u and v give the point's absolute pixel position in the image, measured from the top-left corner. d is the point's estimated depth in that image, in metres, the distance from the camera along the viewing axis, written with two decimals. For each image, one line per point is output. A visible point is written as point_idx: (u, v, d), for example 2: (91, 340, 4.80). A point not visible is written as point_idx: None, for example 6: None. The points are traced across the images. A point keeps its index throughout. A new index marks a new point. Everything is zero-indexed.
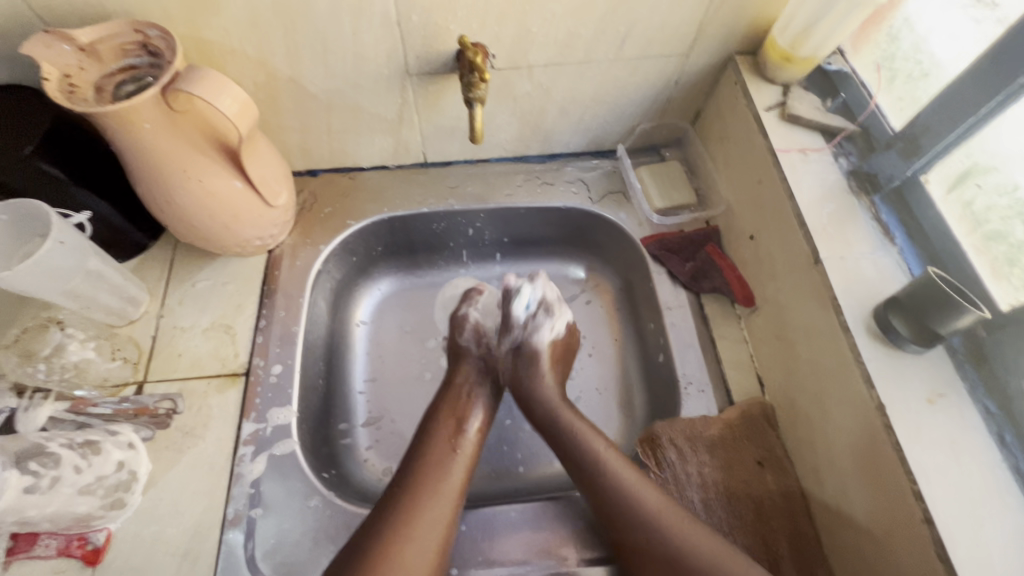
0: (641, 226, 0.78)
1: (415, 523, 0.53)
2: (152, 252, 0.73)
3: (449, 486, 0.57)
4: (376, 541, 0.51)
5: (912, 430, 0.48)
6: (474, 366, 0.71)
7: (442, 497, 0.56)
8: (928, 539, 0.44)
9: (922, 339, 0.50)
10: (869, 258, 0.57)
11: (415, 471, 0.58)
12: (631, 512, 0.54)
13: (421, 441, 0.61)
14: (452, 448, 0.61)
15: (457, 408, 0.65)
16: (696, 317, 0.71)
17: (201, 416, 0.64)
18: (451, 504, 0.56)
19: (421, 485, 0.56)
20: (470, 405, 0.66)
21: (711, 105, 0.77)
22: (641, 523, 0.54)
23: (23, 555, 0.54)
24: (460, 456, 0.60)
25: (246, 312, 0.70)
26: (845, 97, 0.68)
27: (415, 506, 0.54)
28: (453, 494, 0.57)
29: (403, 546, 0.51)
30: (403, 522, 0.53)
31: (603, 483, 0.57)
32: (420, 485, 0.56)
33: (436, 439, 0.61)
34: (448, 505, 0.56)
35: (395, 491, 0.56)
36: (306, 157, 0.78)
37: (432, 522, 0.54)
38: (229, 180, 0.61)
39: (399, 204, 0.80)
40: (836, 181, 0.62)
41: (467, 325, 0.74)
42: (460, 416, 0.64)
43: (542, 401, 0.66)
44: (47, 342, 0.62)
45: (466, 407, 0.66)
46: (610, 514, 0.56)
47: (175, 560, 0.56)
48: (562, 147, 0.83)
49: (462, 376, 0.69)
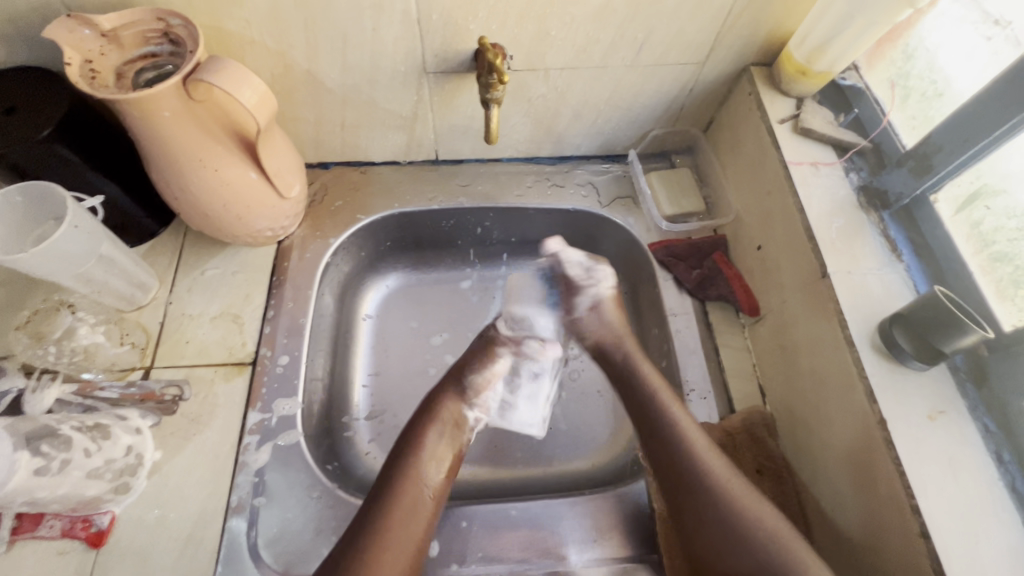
0: (649, 231, 0.78)
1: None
2: (162, 238, 0.73)
3: (407, 539, 0.54)
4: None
5: (912, 445, 0.49)
6: (462, 408, 0.66)
7: (400, 549, 0.53)
8: (925, 556, 0.45)
9: (925, 356, 0.51)
10: (875, 273, 0.57)
11: (377, 519, 0.54)
12: (692, 470, 0.55)
13: (386, 484, 0.57)
14: (419, 494, 0.57)
15: (433, 433, 0.62)
16: (700, 324, 0.72)
17: (207, 404, 0.64)
18: (407, 557, 0.53)
19: (383, 533, 0.53)
20: (444, 432, 0.63)
21: (724, 114, 0.78)
22: (698, 475, 0.55)
23: (26, 534, 0.55)
24: (424, 503, 0.57)
25: (254, 302, 0.71)
26: (858, 112, 0.68)
27: (373, 564, 0.51)
28: (413, 545, 0.54)
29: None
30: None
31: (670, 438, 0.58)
32: (381, 535, 0.52)
33: (404, 488, 0.57)
34: (401, 558, 0.52)
35: (353, 538, 0.52)
36: (318, 149, 0.78)
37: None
38: (244, 170, 0.62)
39: (409, 200, 0.80)
40: (846, 196, 0.63)
41: (489, 369, 0.69)
42: (433, 457, 0.60)
43: (644, 364, 0.66)
44: (58, 326, 0.62)
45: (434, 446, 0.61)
46: (673, 483, 0.56)
47: (178, 545, 0.57)
48: (574, 149, 0.83)
49: (446, 414, 0.64)
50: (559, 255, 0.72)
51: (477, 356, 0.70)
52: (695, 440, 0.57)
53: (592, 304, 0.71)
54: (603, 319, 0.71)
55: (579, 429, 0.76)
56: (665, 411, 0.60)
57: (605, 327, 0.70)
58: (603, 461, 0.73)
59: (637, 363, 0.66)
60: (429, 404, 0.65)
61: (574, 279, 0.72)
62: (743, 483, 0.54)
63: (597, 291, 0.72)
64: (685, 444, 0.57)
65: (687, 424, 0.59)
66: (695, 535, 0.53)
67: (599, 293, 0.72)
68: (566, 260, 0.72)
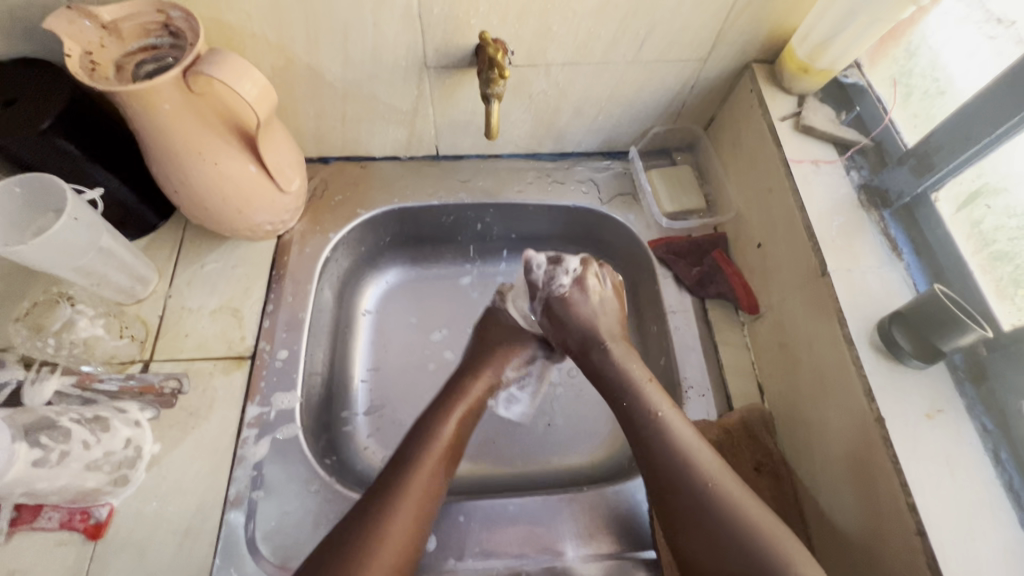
0: (650, 228, 0.78)
1: (383, 546, 0.51)
2: (162, 231, 0.73)
3: (419, 510, 0.55)
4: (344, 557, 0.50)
5: (909, 443, 0.49)
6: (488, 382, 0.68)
7: (411, 517, 0.54)
8: (920, 552, 0.45)
9: (924, 354, 0.51)
10: (875, 272, 0.57)
11: (395, 486, 0.55)
12: (676, 467, 0.55)
13: (405, 455, 0.58)
14: (437, 469, 0.58)
15: (462, 402, 0.65)
16: (699, 321, 0.72)
17: (206, 397, 0.64)
18: (415, 527, 0.54)
19: (399, 500, 0.54)
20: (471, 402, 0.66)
21: (725, 111, 0.77)
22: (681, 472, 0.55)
23: (25, 526, 0.55)
24: (440, 475, 0.58)
25: (254, 296, 0.71)
26: (859, 111, 0.68)
27: (384, 529, 0.52)
28: (424, 516, 0.55)
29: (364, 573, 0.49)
30: (372, 542, 0.51)
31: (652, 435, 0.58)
32: (397, 503, 0.54)
33: (424, 459, 0.58)
34: (422, 510, 0.55)
35: (367, 505, 0.54)
36: (318, 144, 0.78)
37: (393, 545, 0.52)
38: (245, 164, 0.62)
39: (409, 195, 0.80)
40: (847, 194, 0.62)
41: (516, 360, 0.71)
42: (454, 434, 0.62)
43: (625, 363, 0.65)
44: (56, 318, 0.63)
45: (458, 425, 0.63)
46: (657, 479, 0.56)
47: (176, 537, 0.57)
48: (574, 146, 0.83)
49: (472, 396, 0.66)
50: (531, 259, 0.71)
51: (506, 344, 0.72)
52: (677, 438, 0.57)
53: (551, 305, 0.70)
54: (568, 319, 0.69)
55: (577, 425, 0.76)
56: (647, 411, 0.59)
57: (580, 327, 0.68)
58: (601, 458, 0.73)
59: (609, 353, 0.66)
60: (458, 385, 0.67)
61: (536, 284, 0.71)
62: (729, 478, 0.54)
63: (555, 291, 0.70)
64: (666, 441, 0.57)
65: (671, 419, 0.58)
66: (677, 528, 0.54)
67: (557, 292, 0.70)
68: (534, 265, 0.71)
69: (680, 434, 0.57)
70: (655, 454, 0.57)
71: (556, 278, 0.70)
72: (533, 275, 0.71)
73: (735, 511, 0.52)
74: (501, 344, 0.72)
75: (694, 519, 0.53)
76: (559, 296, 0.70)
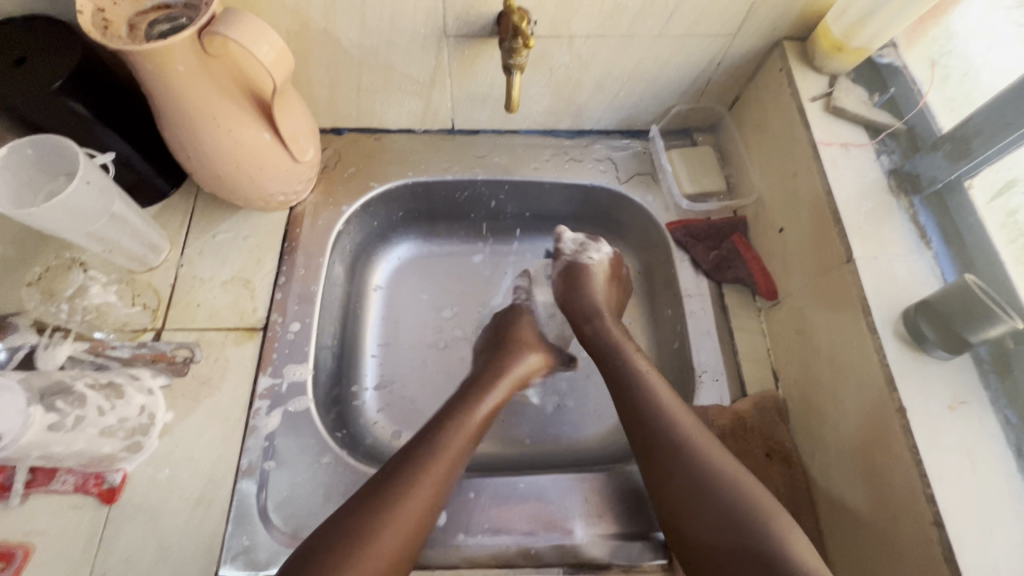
0: (668, 210, 0.77)
1: (396, 520, 0.51)
2: (173, 199, 0.72)
3: (439, 484, 0.55)
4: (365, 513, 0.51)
5: (931, 434, 0.48)
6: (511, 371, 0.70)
7: (435, 480, 0.55)
8: (936, 542, 0.45)
9: (950, 345, 0.50)
10: (902, 260, 0.56)
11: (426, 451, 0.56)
12: (662, 427, 0.56)
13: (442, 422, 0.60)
14: (467, 438, 0.59)
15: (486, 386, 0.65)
16: (715, 306, 0.71)
17: (218, 366, 0.64)
18: (430, 502, 0.54)
19: (427, 464, 0.55)
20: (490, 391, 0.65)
21: (751, 91, 0.75)
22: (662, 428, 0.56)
23: (40, 488, 0.55)
24: (469, 443, 0.59)
25: (266, 267, 0.70)
26: (894, 92, 0.65)
27: (406, 498, 0.53)
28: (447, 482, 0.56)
29: (382, 532, 0.50)
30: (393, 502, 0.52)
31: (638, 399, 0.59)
32: (423, 465, 0.55)
33: (453, 430, 0.59)
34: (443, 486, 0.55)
35: (395, 466, 0.55)
36: (332, 114, 0.77)
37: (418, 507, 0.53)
38: (258, 131, 0.60)
39: (424, 169, 0.78)
40: (876, 179, 0.60)
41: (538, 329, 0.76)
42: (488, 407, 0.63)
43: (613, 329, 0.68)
44: (69, 284, 0.63)
45: (493, 401, 0.64)
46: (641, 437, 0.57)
47: (188, 504, 0.57)
48: (593, 123, 0.81)
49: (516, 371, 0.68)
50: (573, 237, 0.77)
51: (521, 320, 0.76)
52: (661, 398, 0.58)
53: (572, 270, 0.75)
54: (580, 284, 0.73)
55: (586, 406, 0.75)
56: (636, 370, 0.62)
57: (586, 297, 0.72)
58: (609, 439, 0.73)
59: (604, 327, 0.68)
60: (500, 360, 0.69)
61: (564, 252, 0.77)
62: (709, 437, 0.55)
63: (583, 259, 0.75)
64: (652, 400, 0.58)
65: (659, 385, 0.60)
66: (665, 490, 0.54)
67: (586, 261, 0.75)
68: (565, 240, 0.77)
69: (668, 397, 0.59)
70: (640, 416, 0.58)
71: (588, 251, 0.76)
72: (562, 245, 0.77)
73: (714, 470, 0.53)
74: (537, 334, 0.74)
75: (676, 476, 0.53)
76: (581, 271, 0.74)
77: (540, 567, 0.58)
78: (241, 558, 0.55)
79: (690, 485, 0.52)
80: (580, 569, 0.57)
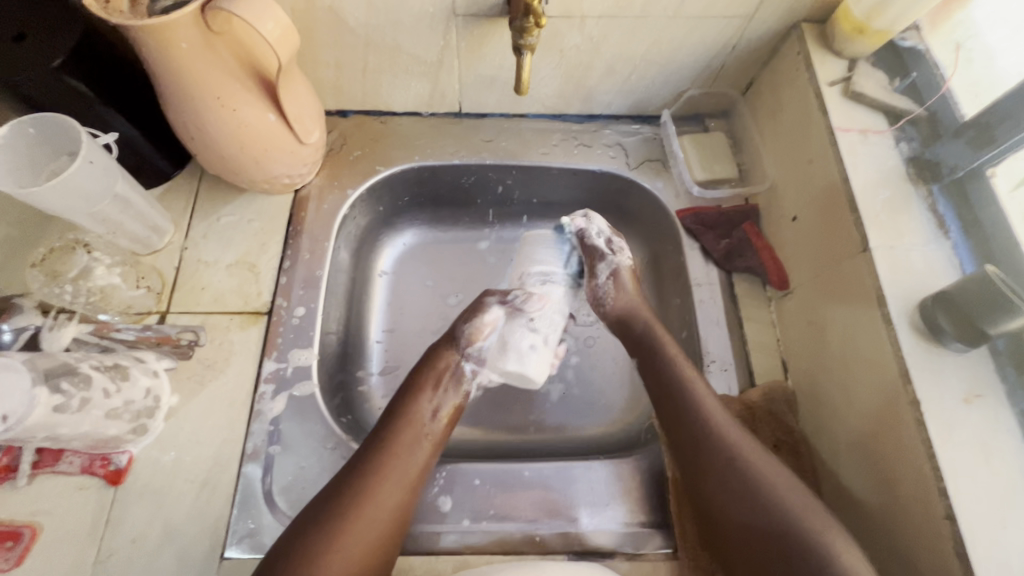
0: (679, 197, 0.76)
1: (360, 520, 0.50)
2: (177, 181, 0.72)
3: (404, 478, 0.54)
4: (325, 531, 0.48)
5: (945, 428, 0.47)
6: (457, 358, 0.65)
7: (393, 489, 0.53)
8: (947, 536, 0.45)
9: (968, 337, 0.49)
10: (919, 250, 0.54)
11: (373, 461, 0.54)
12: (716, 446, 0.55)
13: (389, 428, 0.57)
14: (417, 439, 0.57)
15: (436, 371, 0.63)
16: (725, 295, 0.70)
17: (223, 350, 0.64)
18: (397, 501, 0.53)
19: (377, 472, 0.53)
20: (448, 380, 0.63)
21: (766, 76, 0.73)
22: (716, 450, 0.55)
23: (47, 469, 0.56)
24: (423, 442, 0.57)
25: (270, 251, 0.69)
26: (915, 77, 0.63)
27: (368, 498, 0.51)
28: (411, 481, 0.54)
29: (345, 548, 0.48)
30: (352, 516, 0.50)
31: (687, 415, 0.58)
32: (375, 476, 0.53)
33: (404, 424, 0.57)
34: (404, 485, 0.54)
35: (343, 479, 0.52)
36: (338, 96, 0.75)
37: (382, 508, 0.51)
38: (263, 111, 0.59)
39: (430, 153, 0.77)
40: (894, 167, 0.59)
41: (481, 319, 0.67)
42: (430, 403, 0.60)
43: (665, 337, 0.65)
44: (72, 265, 0.62)
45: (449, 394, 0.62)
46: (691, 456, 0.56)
47: (194, 487, 0.57)
48: (603, 108, 0.79)
49: (446, 363, 0.64)
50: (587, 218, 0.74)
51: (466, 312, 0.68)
52: (715, 417, 0.57)
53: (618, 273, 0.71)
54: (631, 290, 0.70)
55: (592, 395, 0.75)
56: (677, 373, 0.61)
57: (629, 301, 0.70)
58: (615, 428, 0.73)
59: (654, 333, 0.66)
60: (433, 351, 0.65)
61: (599, 252, 0.72)
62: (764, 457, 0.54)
63: (622, 261, 0.72)
64: (702, 419, 0.57)
65: (707, 399, 0.58)
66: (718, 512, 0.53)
67: (623, 263, 0.72)
68: (591, 235, 0.73)
69: (711, 404, 0.58)
70: (695, 437, 0.56)
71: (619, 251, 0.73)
72: (591, 239, 0.73)
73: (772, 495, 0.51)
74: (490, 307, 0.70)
75: (720, 488, 0.53)
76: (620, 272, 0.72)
77: (546, 554, 0.57)
78: (246, 541, 0.56)
79: (737, 500, 0.52)
80: (586, 557, 0.57)
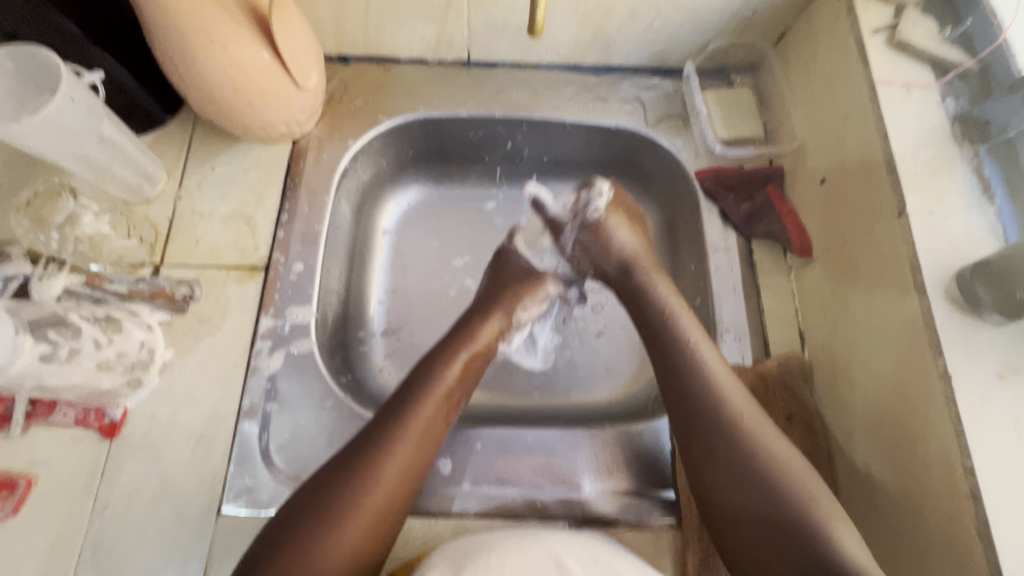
0: (699, 157, 0.71)
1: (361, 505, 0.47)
2: (170, 128, 0.68)
3: (405, 459, 0.50)
4: (326, 508, 0.46)
5: (977, 405, 0.44)
6: (495, 334, 0.63)
7: (398, 469, 0.50)
8: (970, 516, 0.42)
9: (1006, 310, 0.46)
10: (961, 216, 0.50)
11: (383, 437, 0.50)
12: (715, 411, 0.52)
13: (401, 402, 0.53)
14: (429, 410, 0.54)
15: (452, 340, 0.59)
16: (743, 261, 0.66)
17: (218, 305, 0.61)
18: (400, 482, 0.50)
19: (380, 455, 0.49)
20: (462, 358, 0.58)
21: (800, 25, 0.68)
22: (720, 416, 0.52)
23: (41, 420, 0.54)
24: (434, 421, 0.53)
25: (268, 203, 0.66)
26: (969, 26, 0.58)
27: (369, 481, 0.48)
28: (412, 464, 0.51)
29: (344, 533, 0.46)
30: (360, 486, 0.48)
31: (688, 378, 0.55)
32: (380, 455, 0.49)
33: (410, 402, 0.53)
34: (407, 466, 0.50)
35: (348, 455, 0.50)
36: (338, 39, 0.71)
37: (382, 492, 0.48)
38: (254, 49, 0.55)
39: (436, 103, 0.73)
40: (939, 124, 0.54)
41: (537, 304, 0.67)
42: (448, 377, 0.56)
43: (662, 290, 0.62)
44: (59, 211, 0.60)
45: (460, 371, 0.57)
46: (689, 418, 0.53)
47: (189, 443, 0.56)
48: (622, 58, 0.74)
49: (478, 339, 0.61)
50: (537, 197, 0.71)
51: (523, 291, 0.67)
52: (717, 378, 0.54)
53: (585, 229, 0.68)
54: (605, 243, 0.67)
55: (598, 363, 0.73)
56: (684, 345, 0.57)
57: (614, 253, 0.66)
58: (620, 398, 0.70)
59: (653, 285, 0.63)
60: (465, 325, 0.62)
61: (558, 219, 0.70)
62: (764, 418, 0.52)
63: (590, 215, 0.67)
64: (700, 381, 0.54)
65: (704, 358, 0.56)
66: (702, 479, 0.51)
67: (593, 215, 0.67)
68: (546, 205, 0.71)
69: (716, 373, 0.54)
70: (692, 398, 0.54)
71: (590, 202, 0.67)
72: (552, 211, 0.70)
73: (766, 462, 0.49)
74: (513, 285, 0.67)
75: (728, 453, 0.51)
76: (595, 222, 0.67)
77: (546, 520, 0.56)
78: (242, 498, 0.55)
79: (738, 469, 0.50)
80: (587, 525, 0.56)
